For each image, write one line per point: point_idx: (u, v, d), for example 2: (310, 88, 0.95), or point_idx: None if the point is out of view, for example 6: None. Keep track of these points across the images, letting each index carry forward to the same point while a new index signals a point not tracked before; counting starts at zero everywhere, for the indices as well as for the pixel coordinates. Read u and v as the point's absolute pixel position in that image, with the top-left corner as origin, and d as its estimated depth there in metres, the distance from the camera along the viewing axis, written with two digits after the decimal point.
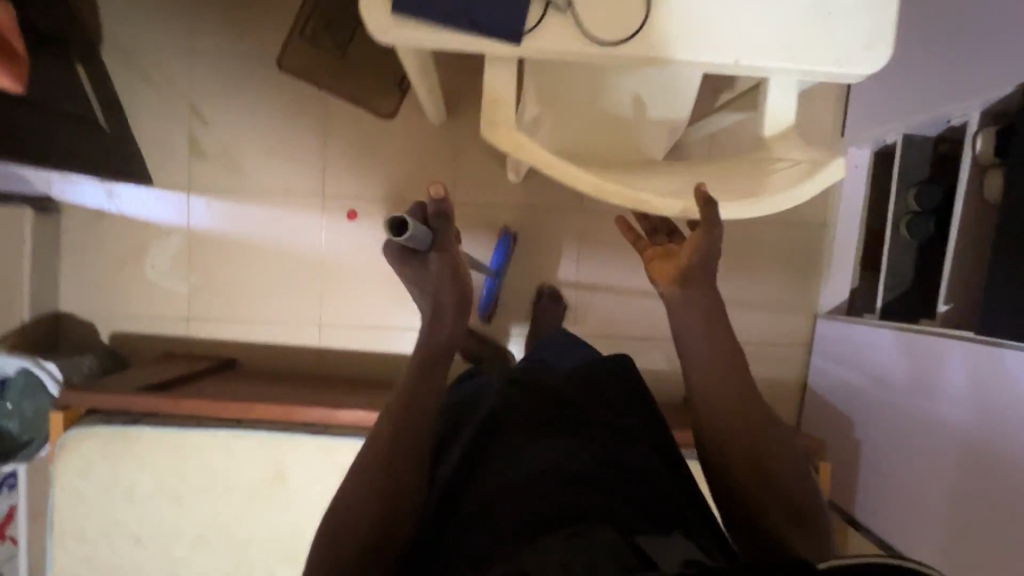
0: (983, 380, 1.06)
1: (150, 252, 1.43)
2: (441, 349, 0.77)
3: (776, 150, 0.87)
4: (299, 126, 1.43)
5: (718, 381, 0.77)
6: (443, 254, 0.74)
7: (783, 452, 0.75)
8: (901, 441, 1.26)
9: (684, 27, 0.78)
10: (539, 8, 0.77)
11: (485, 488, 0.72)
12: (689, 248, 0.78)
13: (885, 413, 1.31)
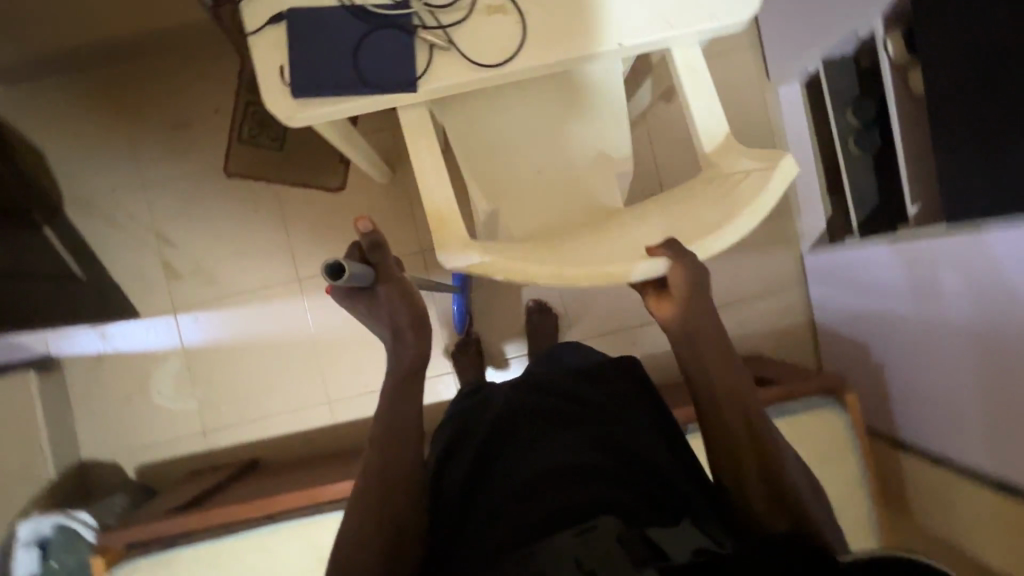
0: (966, 269, 1.02)
1: (154, 379, 1.48)
2: (408, 373, 0.80)
3: (726, 165, 0.89)
4: (260, 223, 1.50)
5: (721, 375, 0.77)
6: (389, 283, 0.78)
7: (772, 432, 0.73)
8: (914, 350, 1.21)
9: (562, 31, 0.82)
10: (424, 53, 0.81)
11: (479, 506, 0.73)
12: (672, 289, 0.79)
13: (892, 325, 1.27)
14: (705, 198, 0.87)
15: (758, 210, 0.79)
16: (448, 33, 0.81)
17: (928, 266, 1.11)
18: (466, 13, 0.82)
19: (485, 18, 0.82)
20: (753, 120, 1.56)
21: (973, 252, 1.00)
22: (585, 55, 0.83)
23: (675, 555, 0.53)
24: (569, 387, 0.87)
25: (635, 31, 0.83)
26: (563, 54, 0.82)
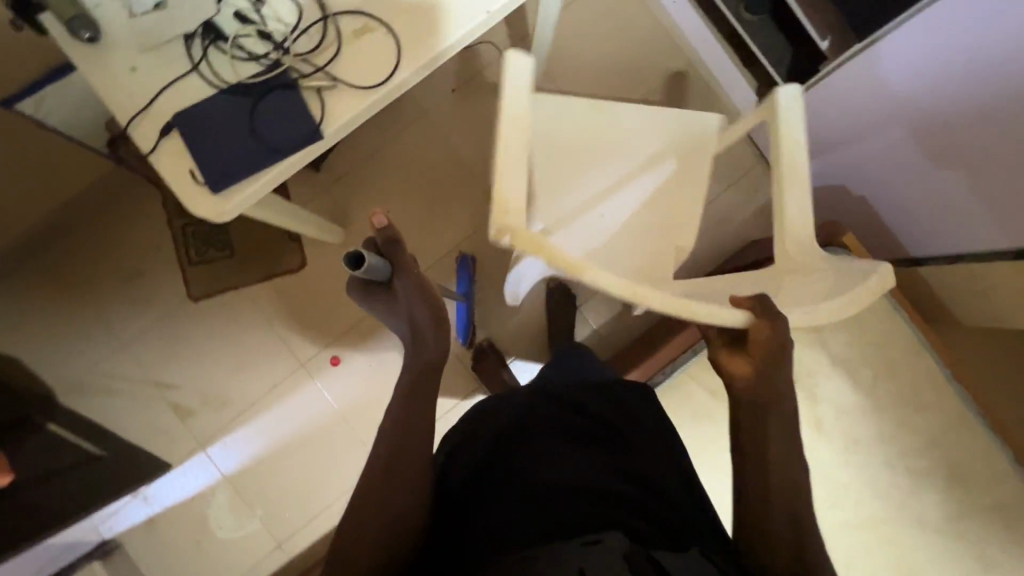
0: (929, 62, 1.00)
1: (211, 517, 1.47)
2: (429, 368, 0.89)
3: (799, 265, 0.85)
4: (245, 329, 1.50)
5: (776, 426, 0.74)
6: (404, 273, 0.90)
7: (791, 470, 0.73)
8: (891, 167, 1.20)
9: (429, 23, 0.84)
10: (314, 98, 0.82)
11: (476, 519, 0.79)
12: (761, 340, 0.72)
13: (862, 155, 1.25)
14: (809, 284, 0.80)
15: (851, 305, 0.73)
16: (328, 72, 0.82)
17: (887, 75, 1.08)
18: (336, 46, 0.83)
19: (356, 42, 0.83)
20: (648, 33, 1.58)
21: (896, 64, 1.05)
22: (462, 34, 0.84)
23: None
24: (584, 400, 0.91)
25: None
26: (443, 43, 0.84)
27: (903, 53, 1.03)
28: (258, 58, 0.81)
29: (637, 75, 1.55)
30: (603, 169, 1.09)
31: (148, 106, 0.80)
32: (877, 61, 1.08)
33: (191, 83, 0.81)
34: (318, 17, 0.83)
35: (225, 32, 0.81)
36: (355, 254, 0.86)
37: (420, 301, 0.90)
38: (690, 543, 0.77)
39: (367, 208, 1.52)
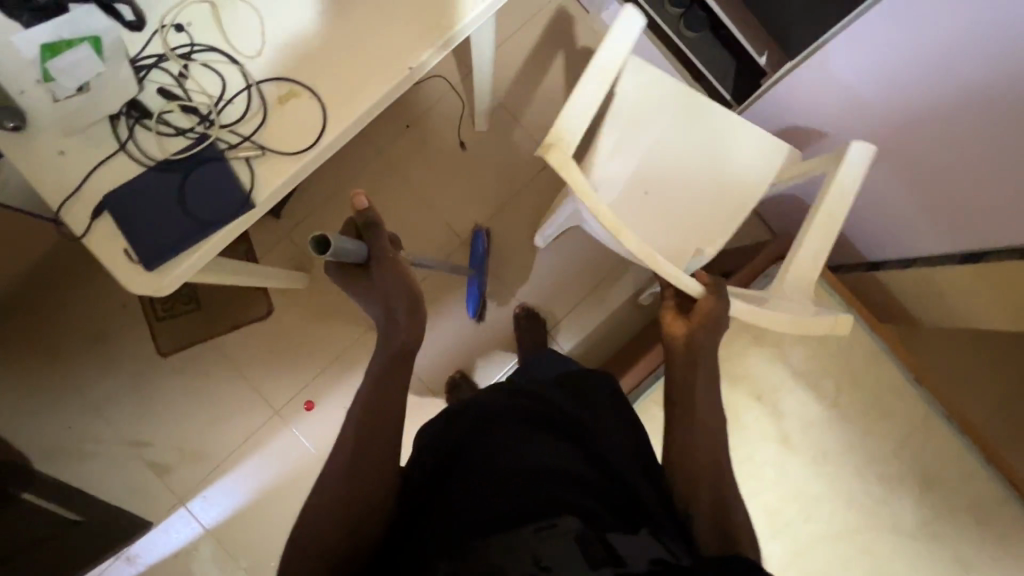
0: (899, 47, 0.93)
1: (196, 572, 1.46)
2: (402, 355, 0.89)
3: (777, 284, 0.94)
4: (218, 379, 1.50)
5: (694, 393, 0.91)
6: (379, 259, 0.87)
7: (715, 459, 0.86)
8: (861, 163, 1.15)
9: (352, 82, 0.84)
10: (243, 167, 0.82)
11: (439, 503, 0.77)
12: (700, 309, 0.93)
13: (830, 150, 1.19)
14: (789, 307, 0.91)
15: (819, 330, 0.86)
16: (256, 141, 0.83)
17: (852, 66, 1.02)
18: (263, 113, 0.83)
19: (282, 108, 0.83)
20: (596, 54, 1.59)
21: (863, 53, 0.98)
22: (387, 91, 0.85)
23: (632, 562, 0.61)
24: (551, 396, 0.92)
25: (421, 46, 0.85)
26: (369, 101, 0.84)
27: (855, 57, 1.00)
28: (185, 132, 0.82)
29: None
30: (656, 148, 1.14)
31: (77, 189, 0.81)
32: (829, 61, 1.05)
33: (121, 162, 0.81)
34: (243, 86, 0.84)
35: (151, 110, 0.82)
36: (324, 237, 0.77)
37: (397, 292, 0.88)
38: (647, 525, 0.74)
39: None
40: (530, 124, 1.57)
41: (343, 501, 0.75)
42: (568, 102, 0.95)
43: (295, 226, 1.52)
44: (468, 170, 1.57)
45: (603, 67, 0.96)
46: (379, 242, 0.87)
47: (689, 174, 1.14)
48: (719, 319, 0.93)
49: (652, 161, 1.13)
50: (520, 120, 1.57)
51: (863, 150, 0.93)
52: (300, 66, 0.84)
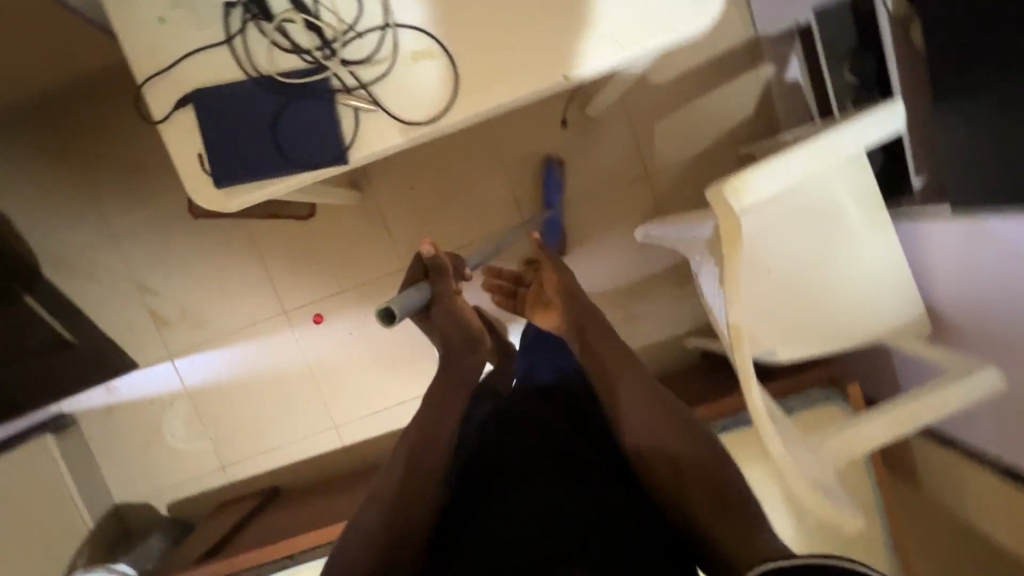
0: None
1: (165, 423, 1.52)
2: (452, 384, 0.93)
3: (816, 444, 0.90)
4: (238, 259, 1.47)
5: (640, 408, 0.83)
6: (441, 303, 0.91)
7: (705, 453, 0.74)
8: (994, 350, 0.96)
9: (496, 69, 0.73)
10: (348, 117, 0.73)
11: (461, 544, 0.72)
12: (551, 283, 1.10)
13: (967, 317, 1.00)
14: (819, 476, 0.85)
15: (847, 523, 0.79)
16: (372, 94, 0.73)
17: None
18: (390, 65, 0.73)
19: (412, 67, 0.73)
20: (740, 81, 1.42)
21: None
22: (528, 92, 0.73)
23: None
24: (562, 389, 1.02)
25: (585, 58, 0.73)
26: (503, 98, 0.73)
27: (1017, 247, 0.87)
28: (301, 52, 0.72)
29: (711, 125, 1.43)
30: (812, 237, 1.04)
31: (168, 70, 0.72)
32: (966, 241, 0.97)
33: (221, 59, 0.72)
34: (379, 24, 0.72)
35: (273, 12, 0.72)
36: (387, 308, 0.79)
37: (453, 328, 0.93)
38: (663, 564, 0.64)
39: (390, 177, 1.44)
40: (638, 129, 1.43)
41: (378, 533, 0.72)
42: (771, 159, 0.83)
43: None
44: (557, 152, 1.45)
45: (831, 147, 0.84)
46: (444, 286, 0.91)
47: (829, 275, 1.05)
48: (568, 289, 1.07)
49: (803, 246, 1.05)
50: (631, 120, 1.43)
51: (988, 383, 0.89)
52: (448, 28, 0.73)
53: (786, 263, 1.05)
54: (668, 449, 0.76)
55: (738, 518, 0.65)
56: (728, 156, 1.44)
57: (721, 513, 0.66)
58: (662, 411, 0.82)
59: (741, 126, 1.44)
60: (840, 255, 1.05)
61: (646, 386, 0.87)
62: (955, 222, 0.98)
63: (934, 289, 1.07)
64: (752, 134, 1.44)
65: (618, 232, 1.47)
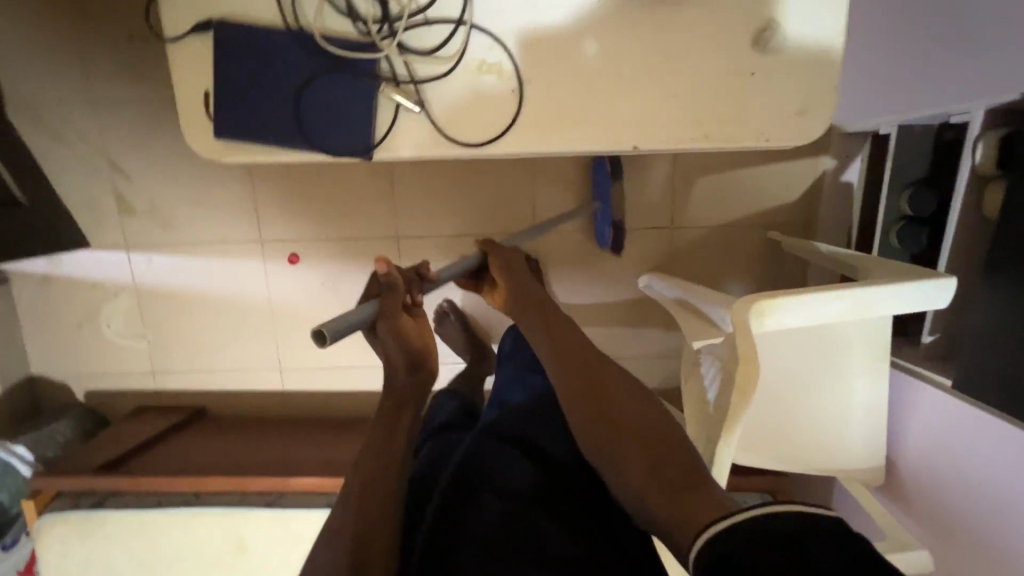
0: None
1: (103, 313, 1.43)
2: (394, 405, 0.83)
3: None
4: (225, 171, 1.35)
5: (588, 396, 0.85)
6: (385, 320, 0.79)
7: (662, 442, 0.76)
8: (935, 527, 0.98)
9: (565, 111, 0.65)
10: (388, 109, 0.64)
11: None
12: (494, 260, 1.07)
13: (922, 487, 1.01)
14: None
15: None
16: (420, 94, 0.63)
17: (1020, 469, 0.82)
18: (450, 68, 0.63)
19: (473, 78, 0.63)
20: (797, 164, 1.35)
21: None
22: (587, 148, 0.66)
23: None
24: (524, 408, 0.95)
25: (660, 134, 0.65)
26: (559, 146, 0.66)
27: (996, 454, 0.86)
28: (356, 18, 0.61)
29: (752, 199, 1.37)
30: (815, 366, 1.02)
31: None
32: (963, 429, 0.92)
33: None
34: (453, 16, 0.62)
35: None
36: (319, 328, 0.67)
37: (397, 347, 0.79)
38: None
39: None
40: (680, 176, 1.36)
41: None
42: (804, 291, 0.79)
43: None
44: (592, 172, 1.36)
45: (865, 302, 0.80)
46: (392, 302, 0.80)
47: (816, 404, 1.04)
48: (510, 262, 1.07)
49: (805, 371, 1.02)
50: (676, 165, 1.35)
51: (916, 563, 0.91)
52: (526, 47, 0.63)
53: (782, 382, 1.02)
54: (620, 450, 0.77)
55: (690, 498, 0.66)
56: (757, 234, 1.38)
57: (674, 501, 0.67)
58: (614, 410, 0.82)
59: (781, 209, 1.37)
60: (830, 386, 1.04)
61: (592, 371, 0.89)
62: (965, 405, 0.92)
63: (900, 442, 1.07)
64: (788, 221, 1.38)
65: (623, 271, 1.42)
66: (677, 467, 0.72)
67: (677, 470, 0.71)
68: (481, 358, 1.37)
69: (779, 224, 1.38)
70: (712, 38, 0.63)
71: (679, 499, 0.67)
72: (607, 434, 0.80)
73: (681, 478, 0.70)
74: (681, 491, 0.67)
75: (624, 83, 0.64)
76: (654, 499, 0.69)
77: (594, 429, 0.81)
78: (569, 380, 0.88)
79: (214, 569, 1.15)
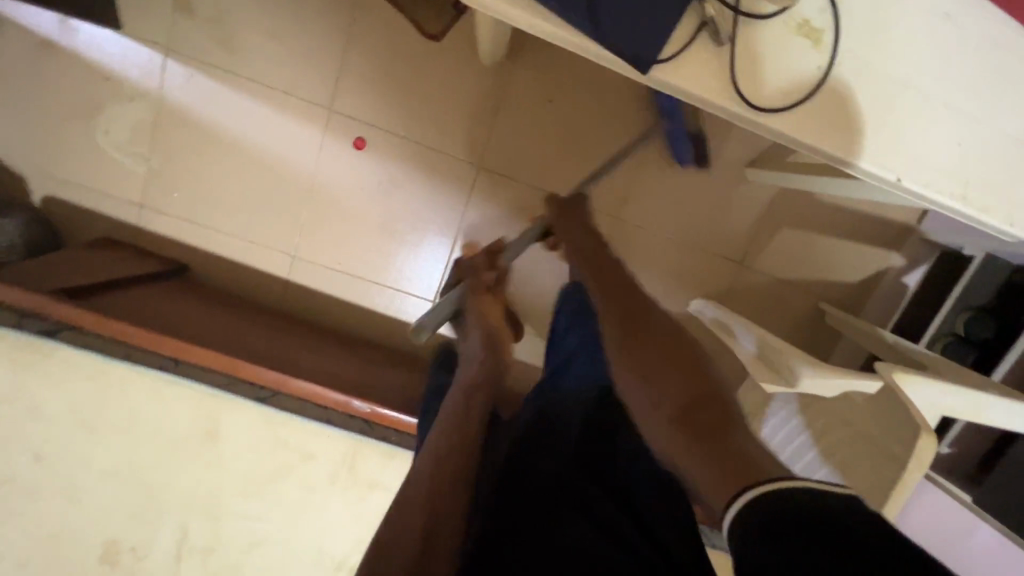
0: None
1: (106, 113, 1.18)
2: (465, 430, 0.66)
3: None
4: (321, 15, 1.16)
5: (635, 342, 0.72)
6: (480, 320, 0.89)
7: (720, 393, 0.61)
8: None
9: (854, 116, 0.58)
10: (687, 30, 0.55)
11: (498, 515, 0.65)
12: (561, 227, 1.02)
13: None
14: None
15: None
16: (736, 26, 0.55)
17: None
18: (777, 11, 0.55)
19: (791, 35, 0.56)
20: (870, 250, 1.37)
21: None
22: (858, 165, 0.58)
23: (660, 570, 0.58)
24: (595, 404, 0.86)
25: (931, 178, 0.60)
26: (832, 149, 0.58)
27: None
28: None
29: (824, 267, 1.38)
30: None
31: None
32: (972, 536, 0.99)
33: None
34: None
35: None
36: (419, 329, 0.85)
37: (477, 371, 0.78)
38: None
39: (537, 70, 1.20)
40: (769, 220, 1.35)
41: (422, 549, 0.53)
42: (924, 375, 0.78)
43: None
44: (695, 181, 1.32)
45: (980, 408, 0.81)
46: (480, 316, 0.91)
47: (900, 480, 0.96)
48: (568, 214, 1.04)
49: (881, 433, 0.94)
50: (771, 207, 1.34)
51: None
52: (850, 31, 0.57)
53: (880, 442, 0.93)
54: (660, 397, 0.62)
55: (718, 444, 0.53)
56: (813, 301, 1.40)
57: (711, 458, 0.52)
58: (651, 343, 0.71)
59: (844, 287, 1.39)
60: None
61: (646, 320, 0.76)
62: (975, 513, 0.98)
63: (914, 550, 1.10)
64: (846, 299, 1.40)
65: (682, 289, 1.38)
66: (716, 410, 0.58)
67: (716, 418, 0.57)
68: (501, 330, 0.88)
69: (837, 299, 1.40)
70: (1009, 105, 0.60)
71: (706, 441, 0.54)
72: (650, 373, 0.66)
73: (713, 416, 0.57)
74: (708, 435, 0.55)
75: (924, 111, 0.59)
76: (691, 446, 0.55)
77: (638, 368, 0.68)
78: (619, 318, 0.77)
79: (170, 448, 1.00)
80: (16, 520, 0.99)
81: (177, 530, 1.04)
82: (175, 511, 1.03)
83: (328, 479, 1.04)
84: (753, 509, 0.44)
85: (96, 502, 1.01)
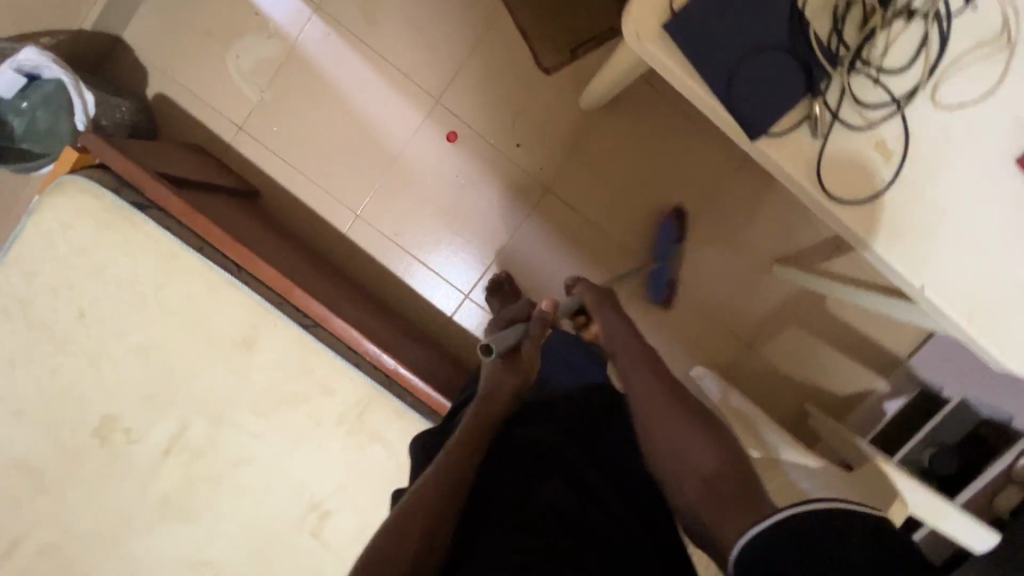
0: None
1: (243, 41, 1.31)
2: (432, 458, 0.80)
3: None
4: (457, 22, 1.32)
5: (664, 404, 0.81)
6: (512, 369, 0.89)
7: (718, 457, 0.73)
8: None
9: (897, 224, 0.71)
10: (795, 119, 0.69)
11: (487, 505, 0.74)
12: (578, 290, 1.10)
13: None
14: None
15: None
16: (831, 127, 0.69)
17: None
18: (864, 126, 0.70)
19: (870, 148, 0.70)
20: (860, 369, 1.50)
21: None
22: (892, 262, 0.71)
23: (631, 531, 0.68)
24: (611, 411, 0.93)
25: (945, 292, 0.72)
26: (875, 244, 0.71)
27: None
28: (822, 43, 0.69)
29: (818, 371, 1.50)
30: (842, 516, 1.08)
31: None
32: None
33: None
34: (894, 96, 0.71)
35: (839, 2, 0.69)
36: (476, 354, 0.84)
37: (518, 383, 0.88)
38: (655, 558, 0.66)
39: (621, 126, 1.37)
40: (781, 315, 1.48)
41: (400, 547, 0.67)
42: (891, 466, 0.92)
43: (645, 102, 1.36)
44: (728, 260, 1.45)
45: (938, 512, 0.90)
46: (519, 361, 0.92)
47: None
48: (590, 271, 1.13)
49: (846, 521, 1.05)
50: (786, 304, 1.48)
51: None
52: (912, 159, 0.71)
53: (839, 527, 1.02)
54: (681, 446, 0.76)
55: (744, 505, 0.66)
56: (801, 400, 1.51)
57: (726, 503, 0.67)
58: (678, 409, 0.81)
59: (831, 394, 1.51)
60: None
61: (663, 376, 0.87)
62: None
63: None
64: (829, 407, 1.51)
65: (688, 353, 1.49)
66: (725, 468, 0.72)
67: (726, 475, 0.71)
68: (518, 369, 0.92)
69: (822, 404, 1.51)
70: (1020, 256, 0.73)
71: (733, 505, 0.66)
72: (677, 438, 0.76)
73: (734, 484, 0.69)
74: (723, 494, 0.68)
75: (953, 240, 0.72)
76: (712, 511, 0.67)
77: (661, 432, 0.78)
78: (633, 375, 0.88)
79: (205, 345, 1.05)
80: (36, 367, 1.03)
81: (178, 422, 1.07)
82: (184, 405, 1.07)
83: (335, 418, 1.09)
84: (765, 535, 0.57)
85: (116, 373, 1.05)
